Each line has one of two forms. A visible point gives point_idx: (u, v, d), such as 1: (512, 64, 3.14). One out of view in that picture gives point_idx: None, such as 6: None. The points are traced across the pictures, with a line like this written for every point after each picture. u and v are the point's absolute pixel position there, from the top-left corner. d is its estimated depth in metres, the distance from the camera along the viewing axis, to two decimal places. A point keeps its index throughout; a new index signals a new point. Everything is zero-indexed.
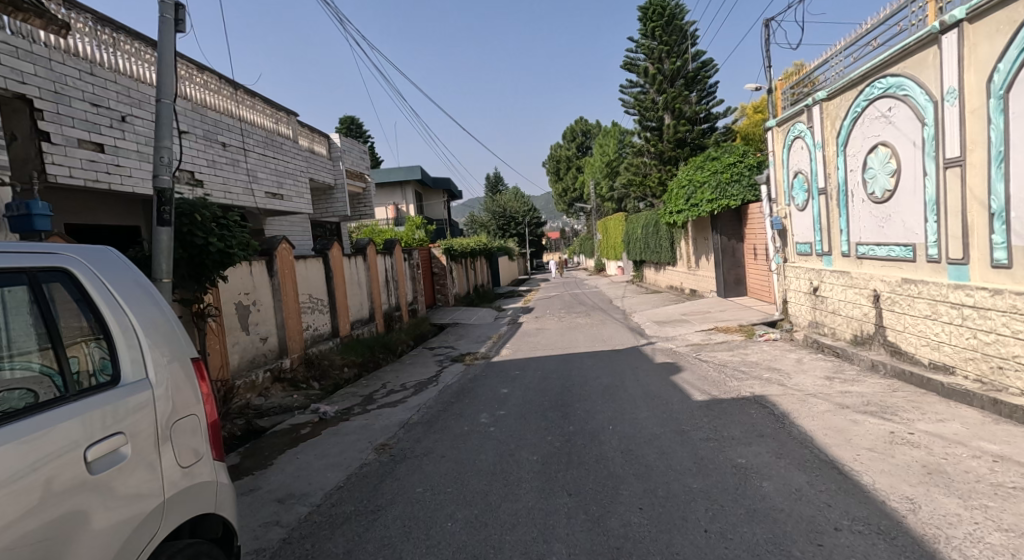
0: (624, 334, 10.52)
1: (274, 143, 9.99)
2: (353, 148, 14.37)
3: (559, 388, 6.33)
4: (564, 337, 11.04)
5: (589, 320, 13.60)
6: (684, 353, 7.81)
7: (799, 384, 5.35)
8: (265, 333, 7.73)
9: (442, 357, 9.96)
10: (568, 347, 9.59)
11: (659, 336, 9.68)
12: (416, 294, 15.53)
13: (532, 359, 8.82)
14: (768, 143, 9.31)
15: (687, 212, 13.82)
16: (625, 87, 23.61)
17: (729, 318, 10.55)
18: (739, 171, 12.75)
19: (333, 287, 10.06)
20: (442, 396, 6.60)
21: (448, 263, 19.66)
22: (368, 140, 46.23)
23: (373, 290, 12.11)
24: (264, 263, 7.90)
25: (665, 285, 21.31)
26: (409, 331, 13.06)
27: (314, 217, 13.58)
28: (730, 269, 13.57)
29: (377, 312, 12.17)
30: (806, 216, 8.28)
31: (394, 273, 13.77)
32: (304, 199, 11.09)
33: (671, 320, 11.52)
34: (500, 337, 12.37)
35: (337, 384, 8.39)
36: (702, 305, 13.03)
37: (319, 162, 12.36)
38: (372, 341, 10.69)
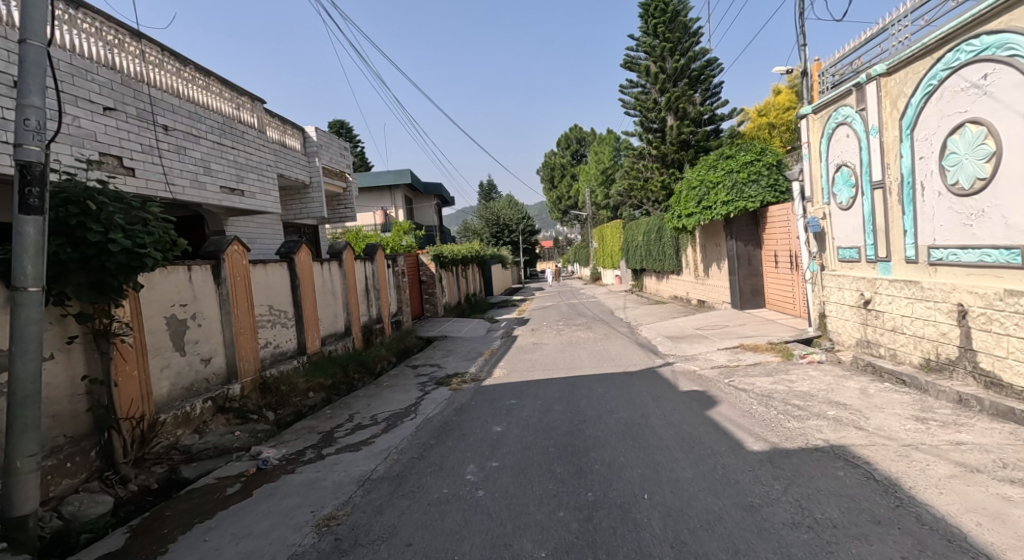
0: (634, 351, 9.26)
1: (235, 131, 8.67)
2: (332, 144, 13.09)
3: (565, 426, 5.06)
4: (566, 355, 9.75)
5: (591, 334, 12.31)
6: (713, 379, 6.56)
7: (880, 427, 4.14)
8: (209, 352, 6.41)
9: (425, 379, 8.66)
10: (572, 367, 8.32)
11: (676, 355, 8.44)
12: (402, 305, 14.24)
13: (531, 383, 7.52)
14: (802, 133, 8.10)
15: (699, 215, 12.64)
16: (625, 87, 22.45)
17: (753, 334, 9.33)
18: (758, 169, 11.59)
19: (301, 296, 8.73)
20: (420, 435, 5.31)
21: (438, 270, 18.37)
22: (357, 145, 45.14)
23: (350, 300, 10.82)
24: (209, 267, 6.58)
25: (668, 296, 20.09)
26: (390, 346, 11.77)
27: (286, 219, 12.27)
28: (747, 278, 12.37)
29: (354, 325, 10.87)
30: (852, 216, 7.07)
31: (375, 281, 12.47)
32: (271, 196, 9.80)
33: (685, 335, 10.28)
34: (493, 353, 11.07)
35: (298, 412, 7.08)
36: (716, 319, 11.80)
37: (290, 156, 11.05)
38: (344, 359, 9.38)
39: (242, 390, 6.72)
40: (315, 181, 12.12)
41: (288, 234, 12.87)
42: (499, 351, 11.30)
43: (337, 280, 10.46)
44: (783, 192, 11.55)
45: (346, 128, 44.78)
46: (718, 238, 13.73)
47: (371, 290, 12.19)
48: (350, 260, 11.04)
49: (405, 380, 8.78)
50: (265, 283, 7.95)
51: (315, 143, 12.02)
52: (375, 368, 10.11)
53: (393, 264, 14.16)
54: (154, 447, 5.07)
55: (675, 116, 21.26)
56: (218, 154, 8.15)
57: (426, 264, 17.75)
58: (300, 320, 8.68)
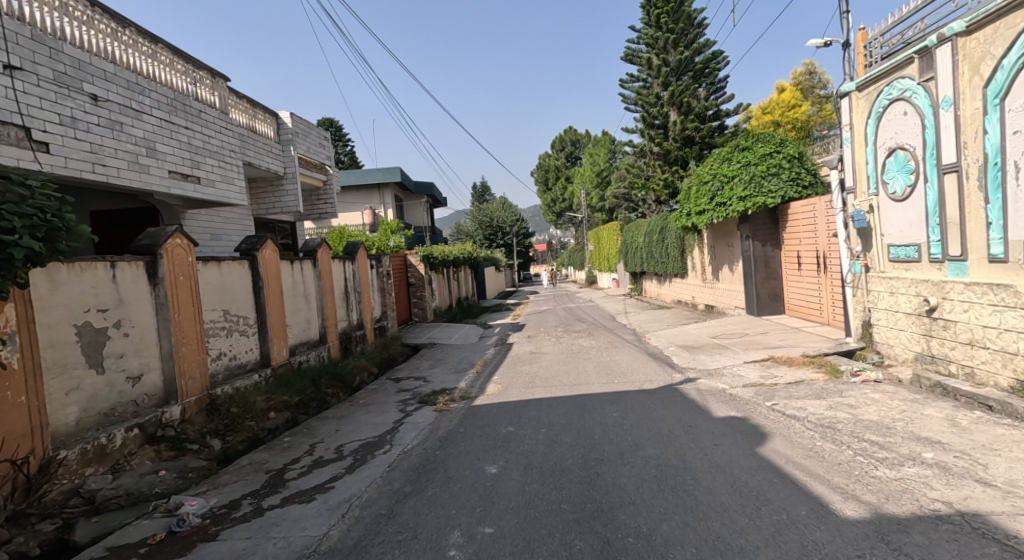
0: (647, 364, 8.18)
1: (189, 108, 7.51)
2: (311, 133, 11.96)
3: (579, 469, 3.96)
4: (569, 367, 8.65)
5: (594, 342, 11.22)
6: (750, 402, 5.48)
7: (1012, 483, 3.07)
8: (139, 367, 5.25)
9: (408, 395, 7.51)
10: (578, 383, 7.22)
11: (697, 370, 7.37)
12: (386, 310, 13.10)
13: (531, 404, 6.42)
14: (842, 115, 7.04)
15: (711, 212, 11.61)
16: (626, 82, 21.39)
17: (780, 346, 8.26)
18: (778, 161, 10.58)
19: (265, 299, 7.58)
20: (393, 478, 4.18)
21: (428, 272, 17.27)
22: (347, 144, 44.01)
23: (326, 304, 9.68)
24: (142, 264, 5.42)
25: (671, 300, 19.04)
26: (370, 355, 10.62)
27: (257, 214, 11.10)
28: (765, 282, 11.31)
29: (330, 332, 9.72)
30: (909, 208, 6.01)
31: (356, 283, 11.35)
32: (235, 186, 8.64)
33: (702, 345, 9.21)
34: (487, 363, 9.95)
35: (253, 439, 5.94)
36: (732, 326, 10.74)
37: (259, 143, 9.87)
38: (315, 372, 8.23)
39: (183, 413, 5.57)
40: (289, 172, 10.96)
41: (260, 231, 11.70)
42: (493, 361, 10.18)
43: (310, 282, 9.32)
44: (806, 186, 10.54)
45: (336, 126, 43.75)
46: (731, 238, 12.69)
47: (350, 293, 11.06)
48: (327, 260, 9.91)
49: (385, 396, 7.65)
50: (219, 284, 6.79)
51: (290, 130, 10.88)
52: (350, 382, 8.96)
53: (377, 265, 13.03)
54: (45, 495, 3.93)
55: (679, 111, 20.22)
56: (166, 134, 7.00)
57: (415, 265, 16.63)
58: (263, 328, 7.53)
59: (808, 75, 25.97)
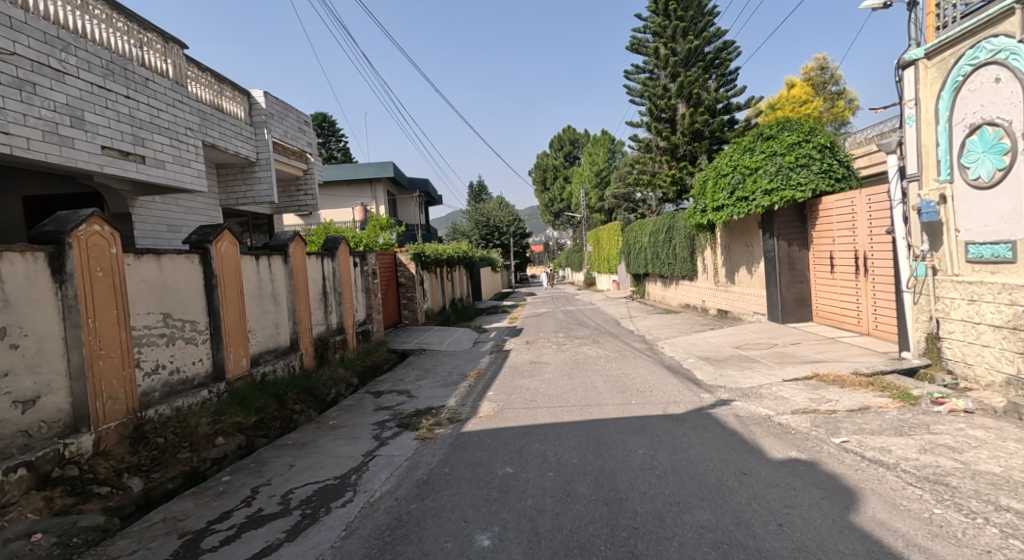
0: (666, 380, 7.07)
1: (131, 73, 6.35)
2: (290, 116, 10.83)
3: (607, 549, 2.86)
4: (576, 380, 7.54)
5: (600, 350, 10.14)
6: (809, 436, 4.37)
7: None
8: (33, 388, 4.12)
9: (386, 416, 6.37)
10: (588, 404, 6.10)
11: (727, 389, 6.27)
12: (371, 312, 11.98)
13: (533, 431, 5.31)
14: (906, 88, 5.93)
15: (732, 208, 10.58)
16: (631, 73, 20.40)
17: (819, 360, 7.16)
18: (808, 151, 9.52)
19: (221, 300, 6.43)
20: (348, 552, 3.07)
21: (420, 272, 16.17)
22: (340, 140, 43.01)
23: (300, 306, 8.54)
24: (42, 256, 4.26)
25: (677, 304, 18.00)
26: (349, 364, 9.50)
27: (226, 204, 9.95)
28: (790, 285, 10.22)
29: (304, 338, 8.59)
30: (1000, 197, 4.92)
31: (335, 283, 10.24)
32: (194, 170, 7.45)
33: (725, 357, 8.11)
34: (481, 374, 8.82)
35: (189, 475, 4.79)
36: (754, 334, 9.66)
37: (225, 123, 8.70)
38: (280, 384, 7.09)
39: (97, 443, 4.43)
40: (262, 157, 9.81)
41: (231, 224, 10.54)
42: (488, 372, 9.04)
43: (280, 281, 8.17)
44: (839, 179, 9.48)
45: (329, 120, 42.73)
46: (750, 237, 11.61)
47: (328, 293, 9.95)
48: (301, 256, 8.78)
49: (359, 417, 6.51)
50: (159, 281, 5.63)
51: (263, 111, 9.74)
52: (323, 397, 7.84)
53: (361, 263, 11.90)
54: None
55: (687, 104, 19.13)
56: (98, 102, 5.85)
57: (405, 264, 15.54)
58: (217, 333, 6.38)
59: (819, 71, 24.92)
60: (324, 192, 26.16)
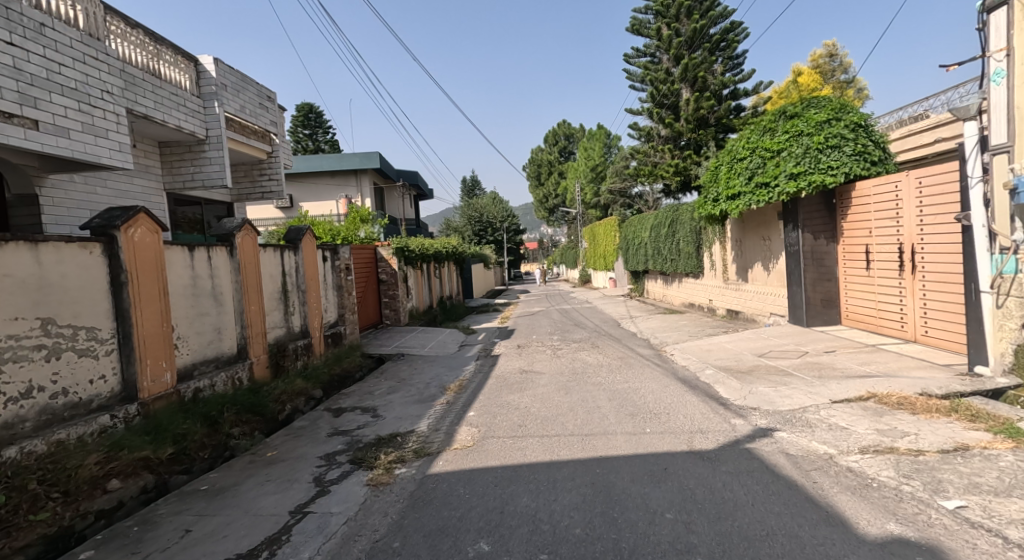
0: (683, 399, 5.85)
1: (15, 14, 5.05)
2: (248, 89, 9.51)
3: None
4: (576, 397, 6.34)
5: (602, 357, 8.93)
6: (904, 494, 3.15)
7: None
8: None
9: (338, 447, 5.11)
10: (590, 433, 4.86)
11: (764, 413, 5.04)
12: (343, 312, 10.71)
13: (522, 473, 4.09)
14: (994, 35, 4.83)
15: (750, 196, 9.40)
16: (631, 57, 19.23)
17: (867, 374, 5.95)
18: (840, 130, 8.33)
19: (133, 301, 5.12)
20: None
21: (403, 267, 14.92)
22: (327, 131, 41.65)
23: (249, 307, 7.25)
24: None
25: (679, 304, 16.85)
26: (311, 373, 8.24)
27: (170, 189, 8.65)
28: (816, 285, 9.05)
29: (255, 344, 7.31)
30: None
31: (297, 279, 8.99)
32: (113, 142, 6.15)
33: (750, 369, 6.89)
34: (464, 387, 7.59)
35: (51, 540, 3.61)
36: (777, 340, 8.48)
37: (163, 91, 7.41)
38: (214, 402, 5.82)
39: None
40: (212, 135, 8.50)
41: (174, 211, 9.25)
42: (472, 384, 7.79)
43: (223, 277, 6.87)
44: (875, 162, 8.33)
45: (315, 111, 41.21)
46: (767, 230, 10.42)
47: (288, 291, 8.67)
48: (252, 247, 7.49)
49: (306, 446, 5.24)
50: (36, 278, 4.35)
51: (213, 81, 8.44)
52: (273, 415, 6.57)
53: (332, 257, 10.63)
54: None
55: (692, 89, 17.95)
56: None
57: (386, 259, 14.33)
58: (127, 343, 5.07)
59: (828, 58, 23.92)
60: (306, 184, 24.79)
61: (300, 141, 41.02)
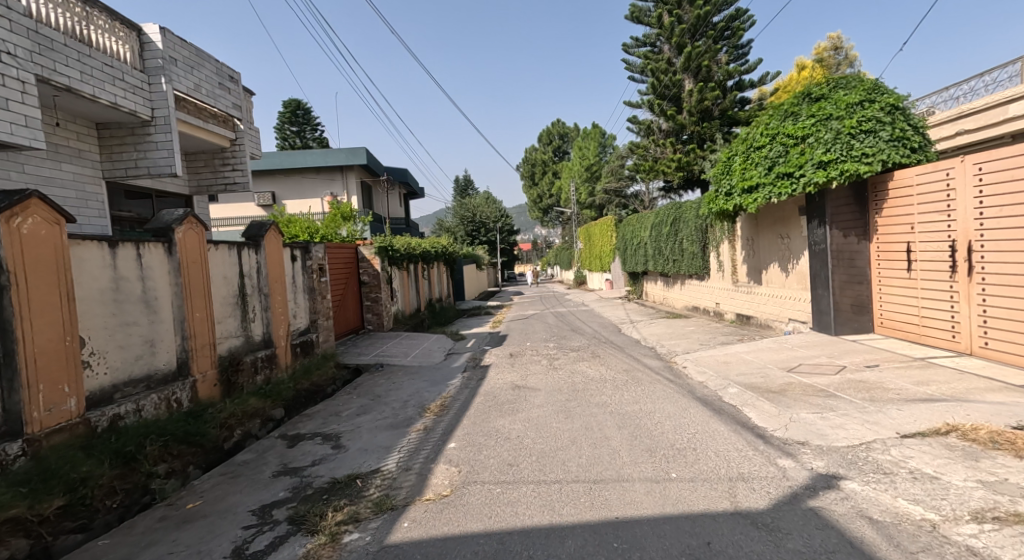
0: (709, 428, 4.81)
1: None
2: (205, 67, 8.45)
3: None
4: (578, 422, 5.30)
5: (605, 369, 7.89)
6: None
7: None
8: None
9: (279, 495, 4.04)
10: (600, 479, 3.81)
11: (816, 452, 4.00)
12: (316, 318, 9.61)
13: (513, 544, 3.06)
14: None
15: (771, 187, 8.41)
16: (631, 46, 18.26)
17: (930, 396, 4.94)
18: (874, 113, 7.36)
19: (18, 310, 4.06)
20: None
21: (387, 268, 13.84)
22: (315, 127, 40.50)
23: (195, 314, 6.15)
24: None
25: (682, 307, 15.86)
26: (271, 390, 7.14)
27: (111, 177, 7.56)
28: (845, 287, 8.05)
29: (201, 359, 6.22)
30: None
31: (259, 281, 7.89)
32: (14, 114, 5.14)
33: (781, 387, 5.85)
34: (447, 407, 6.51)
35: None
36: (804, 351, 7.47)
37: (93, 62, 6.37)
38: (134, 432, 4.75)
39: None
40: (158, 116, 7.43)
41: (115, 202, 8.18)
42: (456, 403, 6.71)
43: (159, 279, 5.78)
44: (914, 149, 7.36)
45: (303, 107, 40.03)
46: (786, 227, 9.45)
47: (246, 295, 7.58)
48: (201, 244, 6.39)
49: (241, 494, 4.17)
50: None
51: (160, 53, 7.40)
52: (216, 444, 5.50)
53: (303, 257, 9.53)
54: None
55: (695, 80, 16.98)
56: None
57: (368, 260, 13.27)
58: (9, 363, 4.02)
59: (833, 51, 23.35)
60: (290, 180, 23.67)
61: (288, 138, 39.84)
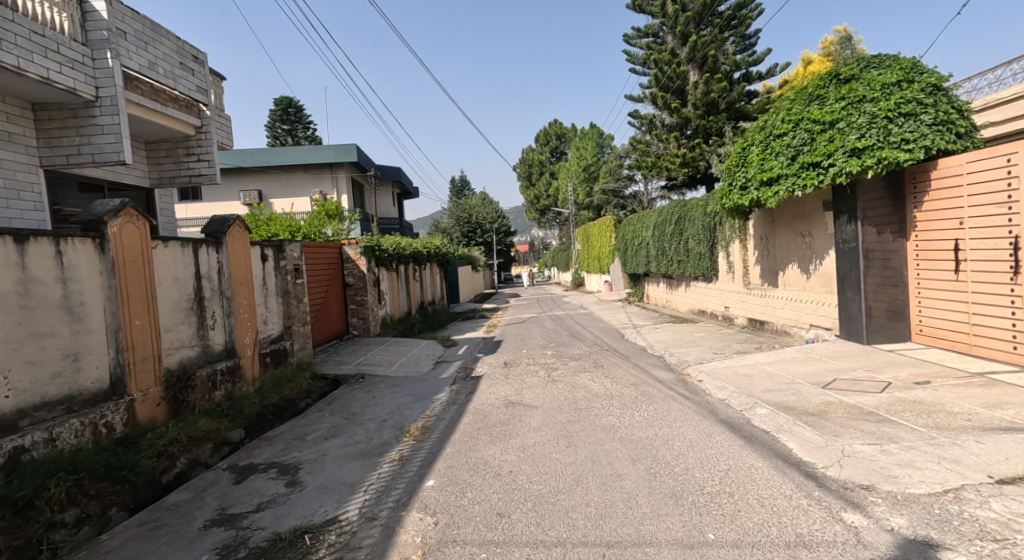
0: (743, 462, 3.93)
1: None
2: (163, 43, 7.57)
3: None
4: (583, 453, 4.43)
5: (609, 383, 7.01)
6: None
7: None
8: None
9: None
10: (616, 543, 2.97)
11: (888, 503, 3.15)
12: (290, 324, 8.68)
13: None
14: None
15: (795, 180, 7.56)
16: (632, 38, 17.46)
17: (1008, 422, 4.08)
18: (914, 94, 6.54)
19: None
20: None
21: (374, 269, 12.96)
22: (307, 126, 39.62)
23: (133, 322, 5.27)
24: None
25: (687, 311, 15.02)
26: (230, 408, 6.24)
27: (49, 165, 6.66)
28: (879, 291, 7.19)
29: (141, 374, 5.32)
30: None
31: (220, 283, 6.99)
32: None
33: (820, 408, 4.98)
34: (428, 430, 5.61)
35: None
36: (836, 362, 6.61)
37: (17, 27, 5.54)
38: (34, 471, 3.89)
39: None
40: (104, 96, 6.55)
41: (58, 195, 7.27)
42: (440, 425, 5.80)
43: (86, 282, 4.90)
44: (960, 134, 6.52)
45: (294, 105, 39.10)
46: (808, 224, 8.62)
47: (204, 299, 6.68)
48: (145, 241, 5.51)
49: None
50: None
51: (105, 24, 6.52)
52: (151, 477, 4.62)
53: (275, 256, 8.62)
54: None
55: (700, 71, 16.18)
56: None
57: (353, 260, 12.39)
58: None
59: (839, 45, 22.61)
60: (277, 177, 22.74)
61: (279, 137, 38.93)
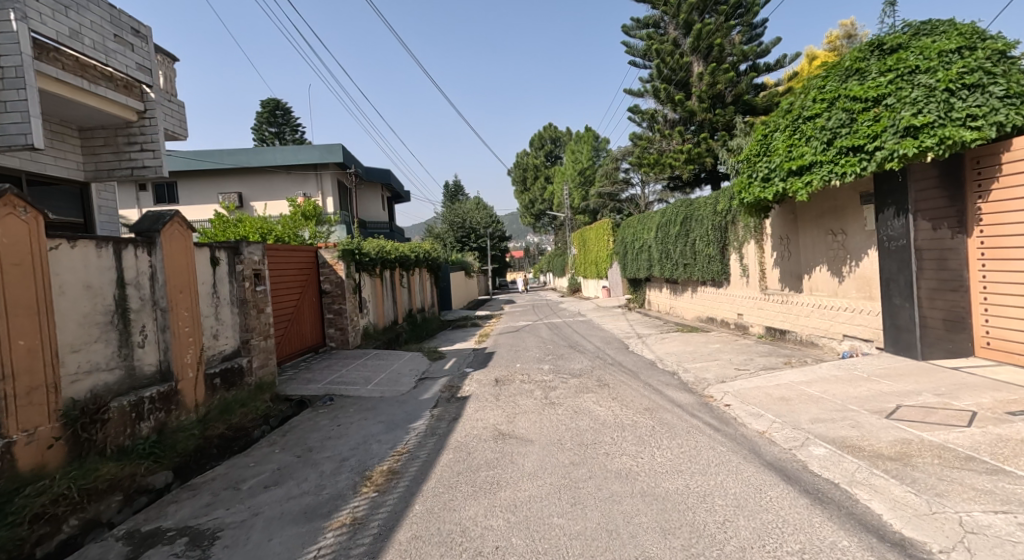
0: (819, 541, 2.82)
1: None
2: (89, 10, 6.42)
3: None
4: (593, 517, 3.31)
5: (618, 407, 5.88)
6: None
7: None
8: None
9: None
10: None
11: None
12: (248, 338, 7.50)
13: None
14: None
15: (831, 168, 6.45)
16: (631, 28, 16.45)
17: None
18: (978, 62, 5.50)
19: None
20: None
21: (353, 274, 11.81)
22: (295, 128, 38.50)
23: (15, 343, 4.10)
24: None
25: (694, 318, 13.94)
26: (158, 445, 5.07)
27: None
28: (935, 296, 6.10)
29: (27, 410, 4.16)
30: None
31: (154, 291, 5.78)
32: None
33: (895, 448, 3.89)
34: (396, 474, 4.45)
35: None
36: (891, 382, 5.51)
37: None
38: None
39: None
40: (7, 65, 5.40)
41: None
42: (411, 466, 4.65)
43: None
44: None
45: (282, 106, 37.98)
46: (842, 220, 7.54)
47: (131, 311, 5.50)
48: (36, 239, 4.36)
49: None
50: None
51: None
52: None
53: (231, 259, 7.43)
54: None
55: (705, 62, 15.19)
56: None
57: (330, 265, 11.25)
58: None
59: (845, 39, 21.68)
60: (259, 179, 21.58)
61: (266, 140, 37.79)
